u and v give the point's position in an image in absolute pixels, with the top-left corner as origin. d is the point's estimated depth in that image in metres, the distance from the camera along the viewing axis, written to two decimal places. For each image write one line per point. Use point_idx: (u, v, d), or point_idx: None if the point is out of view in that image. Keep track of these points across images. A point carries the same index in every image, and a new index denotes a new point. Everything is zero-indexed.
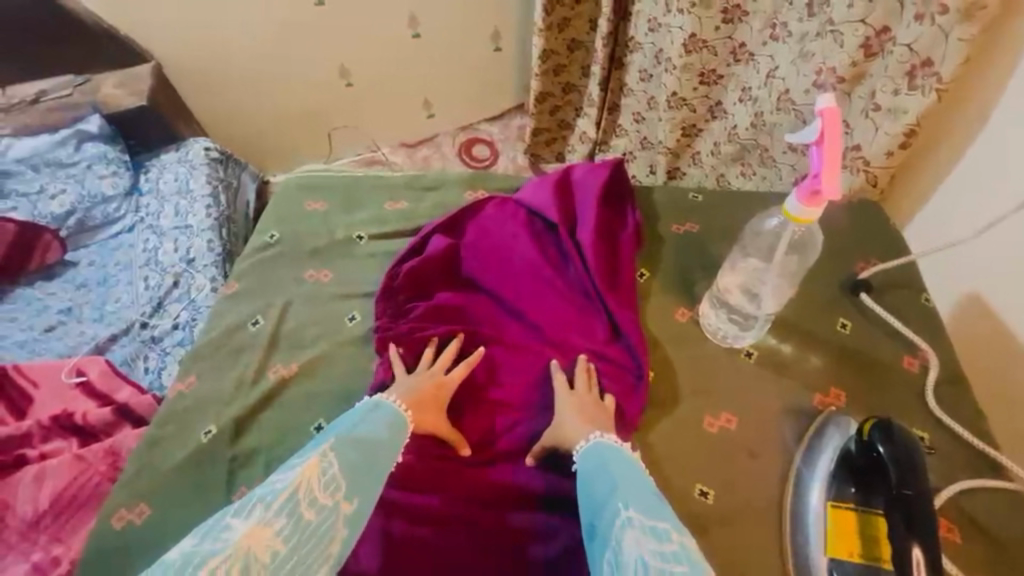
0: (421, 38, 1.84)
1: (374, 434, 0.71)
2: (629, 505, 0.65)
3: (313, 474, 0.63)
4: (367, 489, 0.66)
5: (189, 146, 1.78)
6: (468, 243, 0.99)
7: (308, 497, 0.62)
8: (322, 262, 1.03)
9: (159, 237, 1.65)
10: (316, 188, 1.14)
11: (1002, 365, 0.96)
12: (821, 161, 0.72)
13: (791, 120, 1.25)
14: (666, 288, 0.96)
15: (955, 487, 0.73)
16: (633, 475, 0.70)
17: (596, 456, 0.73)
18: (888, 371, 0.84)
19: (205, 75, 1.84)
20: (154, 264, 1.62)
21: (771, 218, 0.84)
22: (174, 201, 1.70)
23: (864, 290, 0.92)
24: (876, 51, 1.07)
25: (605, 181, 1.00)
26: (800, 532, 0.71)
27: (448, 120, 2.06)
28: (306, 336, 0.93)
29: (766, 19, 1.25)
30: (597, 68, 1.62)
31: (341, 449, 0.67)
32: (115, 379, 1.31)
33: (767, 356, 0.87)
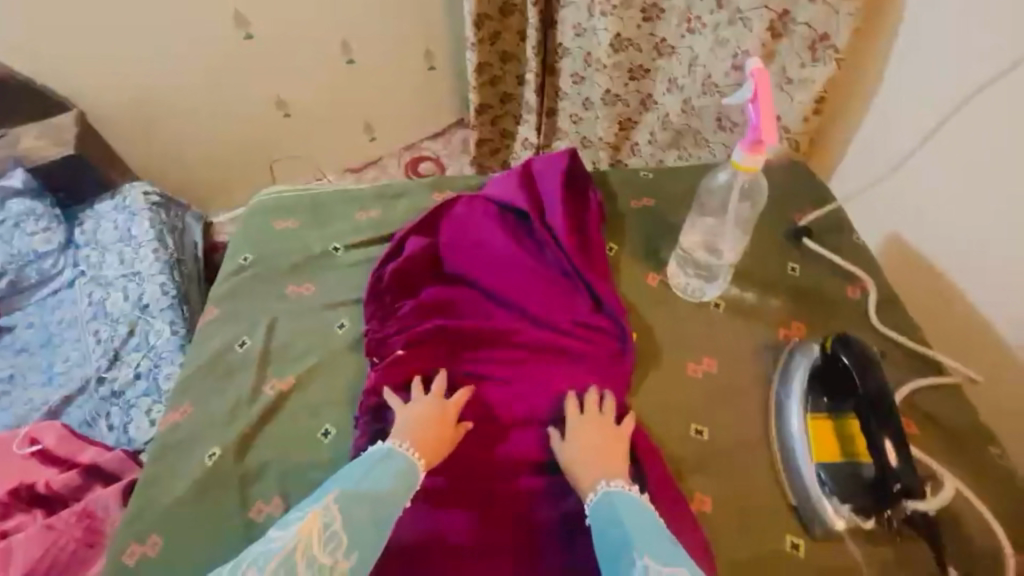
0: (356, 63, 1.88)
1: (381, 486, 0.69)
2: (646, 553, 0.63)
3: (314, 532, 0.63)
4: (367, 549, 0.64)
5: (125, 194, 1.71)
6: (445, 241, 1.03)
7: (307, 558, 0.61)
8: (302, 277, 1.04)
9: (105, 288, 1.58)
10: (283, 208, 1.16)
11: (929, 286, 1.10)
12: (758, 115, 0.82)
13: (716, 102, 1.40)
14: (635, 257, 1.04)
15: (905, 386, 0.83)
16: (646, 523, 0.67)
17: (607, 502, 0.70)
18: (836, 300, 0.95)
19: (133, 117, 1.77)
20: (103, 317, 1.55)
21: (720, 174, 0.94)
22: (116, 249, 1.63)
23: (805, 235, 1.03)
24: (781, 32, 1.21)
25: (565, 168, 1.08)
26: (788, 449, 0.79)
27: (392, 141, 2.10)
28: (299, 349, 0.94)
29: (681, 14, 1.38)
30: (531, 77, 1.71)
31: (344, 504, 0.66)
32: (76, 441, 1.24)
33: (733, 304, 0.95)
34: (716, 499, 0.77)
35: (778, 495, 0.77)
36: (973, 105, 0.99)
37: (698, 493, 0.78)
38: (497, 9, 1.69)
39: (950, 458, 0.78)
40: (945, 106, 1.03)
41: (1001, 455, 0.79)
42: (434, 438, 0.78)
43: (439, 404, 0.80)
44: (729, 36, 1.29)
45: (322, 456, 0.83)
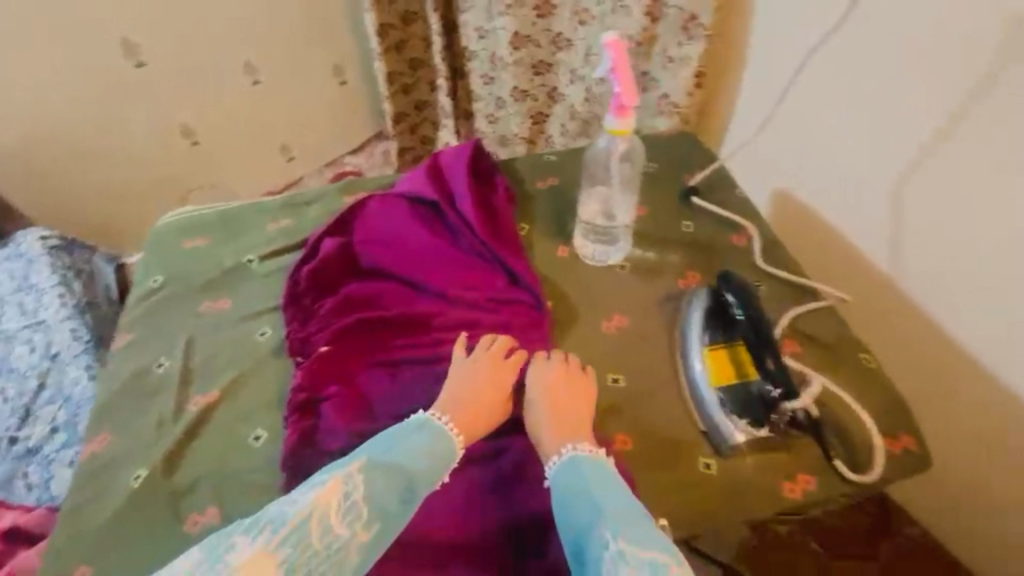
0: (263, 83, 1.85)
1: (411, 460, 0.74)
2: (619, 536, 0.68)
3: (335, 498, 0.69)
4: (388, 519, 0.71)
5: (20, 241, 1.58)
6: (361, 238, 1.05)
7: (323, 525, 0.67)
8: (218, 292, 1.03)
9: (8, 342, 1.47)
10: (191, 228, 1.14)
11: (815, 231, 1.24)
12: (620, 82, 0.89)
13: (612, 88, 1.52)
14: (546, 233, 1.10)
15: (785, 313, 0.93)
16: (624, 508, 0.71)
17: (576, 480, 0.74)
18: (725, 248, 1.05)
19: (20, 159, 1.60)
20: (8, 373, 1.44)
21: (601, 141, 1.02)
22: (15, 300, 1.52)
23: (693, 194, 1.12)
24: (658, 16, 1.34)
25: (470, 158, 1.13)
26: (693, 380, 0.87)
27: (313, 159, 2.09)
28: (221, 361, 0.93)
29: (572, 9, 1.48)
30: (443, 81, 1.76)
31: (369, 476, 0.71)
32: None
33: (637, 263, 1.03)
34: (636, 439, 0.84)
35: (691, 427, 0.85)
36: (810, 65, 1.17)
37: (619, 436, 0.84)
38: (399, 18, 1.72)
39: (831, 368, 0.88)
40: (789, 70, 1.22)
41: (869, 359, 0.90)
42: (483, 399, 0.83)
43: (490, 365, 0.86)
44: (614, 25, 1.41)
45: (254, 460, 0.82)
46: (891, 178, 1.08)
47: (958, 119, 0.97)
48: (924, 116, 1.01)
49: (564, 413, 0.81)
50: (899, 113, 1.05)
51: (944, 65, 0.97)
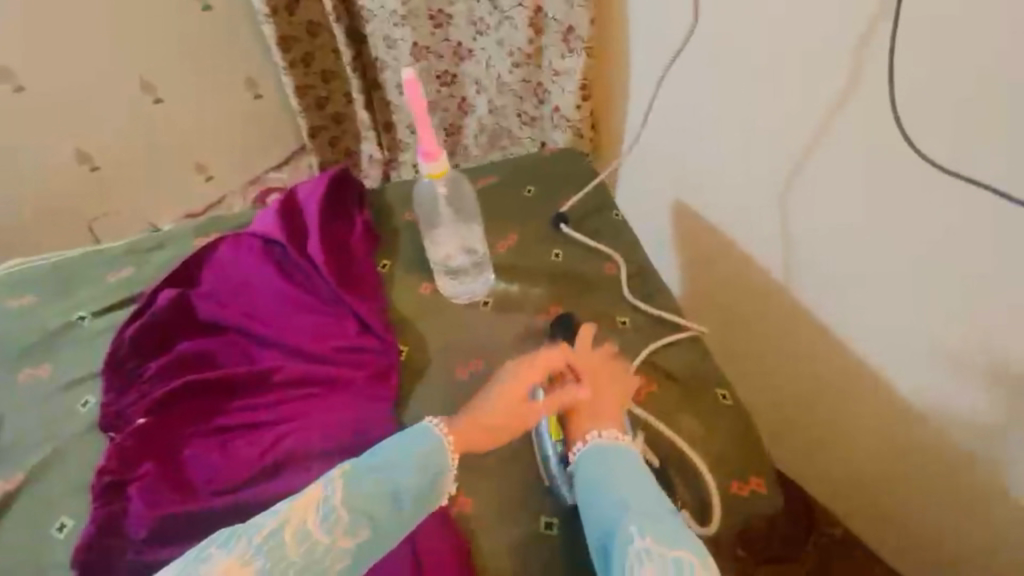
0: (165, 101, 1.65)
1: (398, 468, 0.68)
2: (645, 531, 0.64)
3: (315, 504, 0.64)
4: (380, 526, 0.65)
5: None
6: (200, 288, 0.96)
7: (302, 532, 0.62)
8: (39, 358, 0.94)
9: None
10: (18, 284, 1.03)
11: (711, 242, 1.19)
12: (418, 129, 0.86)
13: (512, 100, 1.44)
14: (408, 270, 1.03)
15: (641, 353, 0.90)
16: (648, 500, 0.68)
17: (604, 471, 0.71)
18: (594, 278, 1.01)
19: None
20: None
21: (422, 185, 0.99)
22: None
23: (564, 222, 1.07)
24: (541, 27, 1.28)
25: (327, 191, 1.06)
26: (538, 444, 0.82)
27: (232, 177, 1.83)
28: (29, 441, 0.85)
29: (467, 18, 1.41)
30: (357, 94, 1.64)
31: (359, 478, 0.66)
32: None
33: (501, 299, 0.98)
34: (476, 498, 0.80)
35: (536, 479, 0.80)
36: (673, 74, 1.12)
37: (460, 496, 0.80)
38: (303, 30, 1.61)
39: (688, 403, 0.86)
40: (657, 73, 1.16)
41: (726, 396, 0.87)
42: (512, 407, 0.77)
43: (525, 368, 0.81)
44: (505, 36, 1.34)
45: (51, 555, 0.75)
46: (771, 188, 1.03)
47: (816, 137, 0.93)
48: (787, 128, 0.96)
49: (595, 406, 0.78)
50: (761, 126, 1.00)
51: (810, 77, 0.90)
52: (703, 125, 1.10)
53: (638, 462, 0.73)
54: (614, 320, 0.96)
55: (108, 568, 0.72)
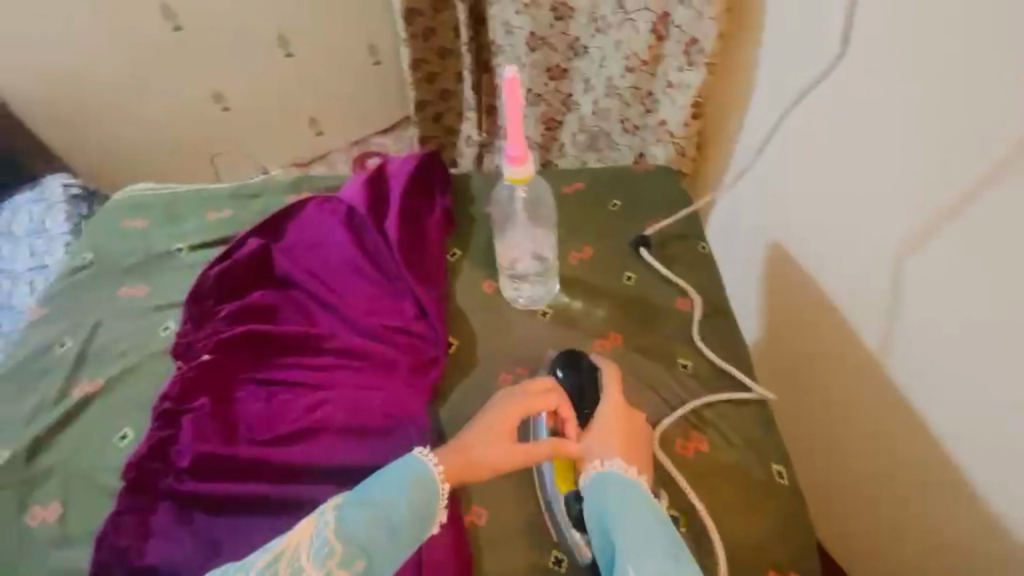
0: (296, 57, 1.76)
1: (387, 498, 0.68)
2: (641, 572, 0.63)
3: (303, 541, 0.65)
4: (373, 558, 0.64)
5: (45, 185, 1.61)
6: (283, 244, 1.02)
7: (294, 564, 0.63)
8: (139, 277, 1.04)
9: (14, 281, 1.47)
10: (138, 206, 1.15)
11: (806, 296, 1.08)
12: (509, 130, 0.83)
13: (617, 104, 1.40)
14: (475, 264, 1.03)
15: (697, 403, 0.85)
16: (642, 528, 0.66)
17: (601, 499, 0.70)
18: (665, 312, 0.95)
19: (51, 103, 1.70)
20: (9, 309, 1.43)
21: (502, 185, 0.95)
22: (28, 242, 1.52)
23: (645, 247, 1.01)
24: (664, 34, 1.21)
25: (414, 170, 1.07)
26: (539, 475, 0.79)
27: (338, 136, 1.94)
28: (114, 351, 0.93)
29: (588, 14, 1.35)
30: (467, 74, 1.64)
31: (348, 510, 0.66)
32: None
33: (560, 313, 0.95)
34: (491, 512, 0.79)
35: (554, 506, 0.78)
36: (795, 113, 1.02)
37: (475, 505, 0.79)
38: (428, 5, 1.63)
39: (740, 471, 0.80)
40: (778, 110, 1.06)
41: (782, 475, 0.81)
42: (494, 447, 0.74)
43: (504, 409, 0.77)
44: (623, 37, 1.28)
45: (110, 460, 0.83)
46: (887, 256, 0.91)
47: (963, 201, 0.79)
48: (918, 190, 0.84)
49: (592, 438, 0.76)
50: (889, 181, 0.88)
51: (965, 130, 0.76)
52: (823, 173, 0.99)
53: (641, 491, 0.70)
54: (676, 363, 0.90)
55: (149, 487, 0.79)
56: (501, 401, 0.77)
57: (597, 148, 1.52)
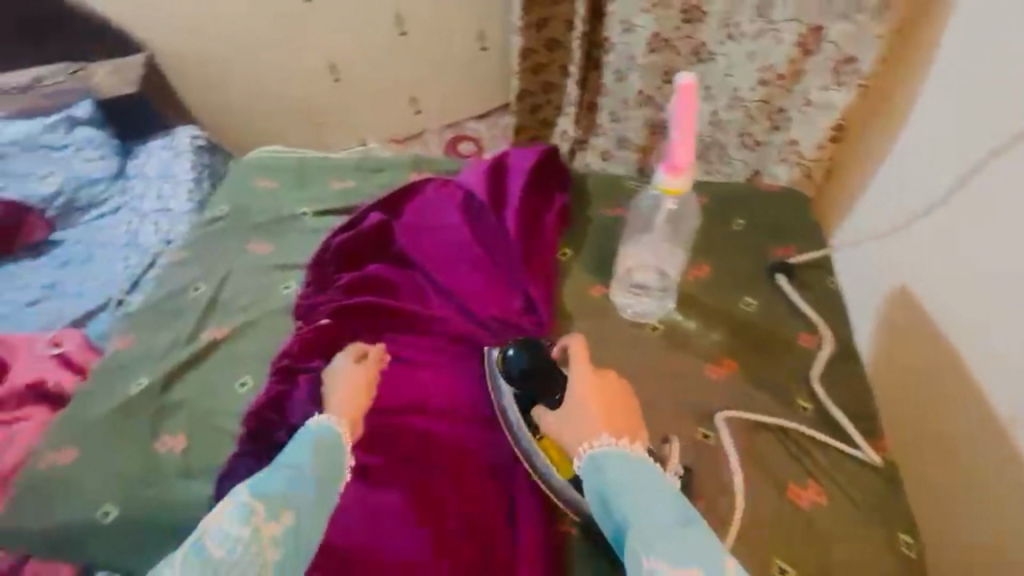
0: (408, 35, 1.88)
1: (296, 460, 0.69)
2: (649, 550, 0.59)
3: (223, 513, 0.62)
4: (298, 508, 0.65)
5: (174, 135, 1.78)
6: (402, 220, 1.05)
7: (221, 536, 0.60)
8: (265, 235, 1.09)
9: (141, 219, 1.61)
10: (269, 166, 1.21)
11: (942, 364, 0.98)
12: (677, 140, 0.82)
13: (741, 117, 1.34)
14: (585, 266, 1.01)
15: (791, 424, 0.83)
16: (645, 504, 0.63)
17: (602, 491, 0.67)
18: (790, 347, 0.91)
19: (191, 61, 1.84)
20: (134, 245, 1.56)
21: (648, 195, 0.96)
22: (158, 183, 1.68)
23: (783, 273, 0.98)
24: (811, 49, 1.18)
25: (535, 163, 1.07)
26: (520, 439, 0.80)
27: (434, 117, 2.07)
28: (240, 302, 0.99)
29: (721, 19, 1.29)
30: (575, 69, 1.63)
31: (259, 481, 0.66)
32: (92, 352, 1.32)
33: (671, 329, 0.92)
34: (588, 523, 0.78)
35: None
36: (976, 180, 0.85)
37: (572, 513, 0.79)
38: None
39: (863, 534, 0.75)
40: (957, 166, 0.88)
41: (909, 546, 0.75)
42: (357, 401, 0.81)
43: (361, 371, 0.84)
44: (758, 49, 1.26)
45: (231, 404, 0.88)
46: None
47: None
48: None
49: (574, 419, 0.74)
50: None
51: None
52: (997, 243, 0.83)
53: (638, 462, 0.68)
54: (795, 404, 0.85)
55: (266, 436, 0.83)
56: (347, 363, 0.85)
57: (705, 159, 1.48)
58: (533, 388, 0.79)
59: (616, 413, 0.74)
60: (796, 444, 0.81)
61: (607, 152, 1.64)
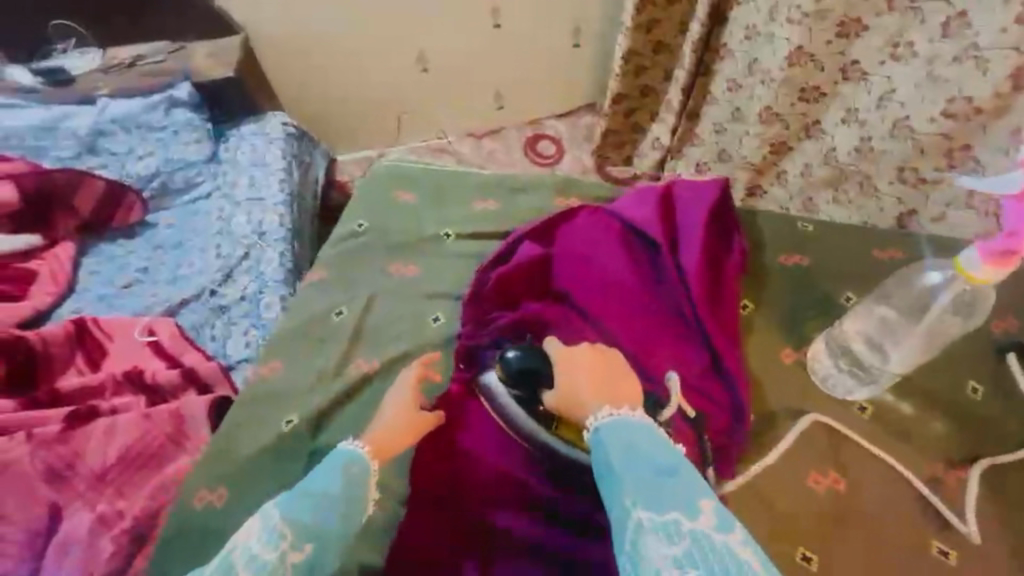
0: (502, 29, 1.66)
1: (325, 484, 0.63)
2: (638, 502, 0.57)
3: (248, 536, 0.59)
4: (323, 540, 0.60)
5: (266, 120, 1.63)
6: (560, 255, 0.94)
7: (246, 557, 0.57)
8: (407, 257, 1.02)
9: (233, 207, 1.49)
10: (403, 178, 1.13)
11: None
12: (1019, 217, 0.68)
13: (905, 149, 1.16)
14: (770, 324, 0.92)
15: (987, 525, 0.76)
16: (637, 456, 0.60)
17: (595, 451, 0.64)
18: (1021, 445, 0.81)
19: (274, 40, 1.67)
20: (227, 234, 1.46)
21: (932, 273, 0.80)
22: (248, 171, 1.54)
23: (1013, 352, 0.88)
24: (1023, 85, 1.01)
25: (712, 199, 0.96)
26: (504, 410, 0.81)
27: (519, 114, 1.86)
28: (391, 333, 0.93)
29: (887, 37, 1.11)
30: (681, 73, 1.40)
31: (287, 503, 0.61)
32: (182, 341, 1.24)
33: (882, 412, 0.84)
34: None
35: None
36: None
37: None
38: None
39: None
40: None
41: None
42: (401, 430, 0.72)
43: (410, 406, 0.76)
44: (949, 75, 1.06)
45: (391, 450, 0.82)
46: None
47: None
48: None
49: (582, 391, 0.69)
50: None
51: None
52: None
53: (631, 420, 0.64)
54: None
55: (444, 495, 0.79)
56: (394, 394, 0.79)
57: (839, 188, 1.29)
58: (529, 384, 0.79)
59: (607, 379, 0.69)
60: None
61: (701, 164, 1.49)
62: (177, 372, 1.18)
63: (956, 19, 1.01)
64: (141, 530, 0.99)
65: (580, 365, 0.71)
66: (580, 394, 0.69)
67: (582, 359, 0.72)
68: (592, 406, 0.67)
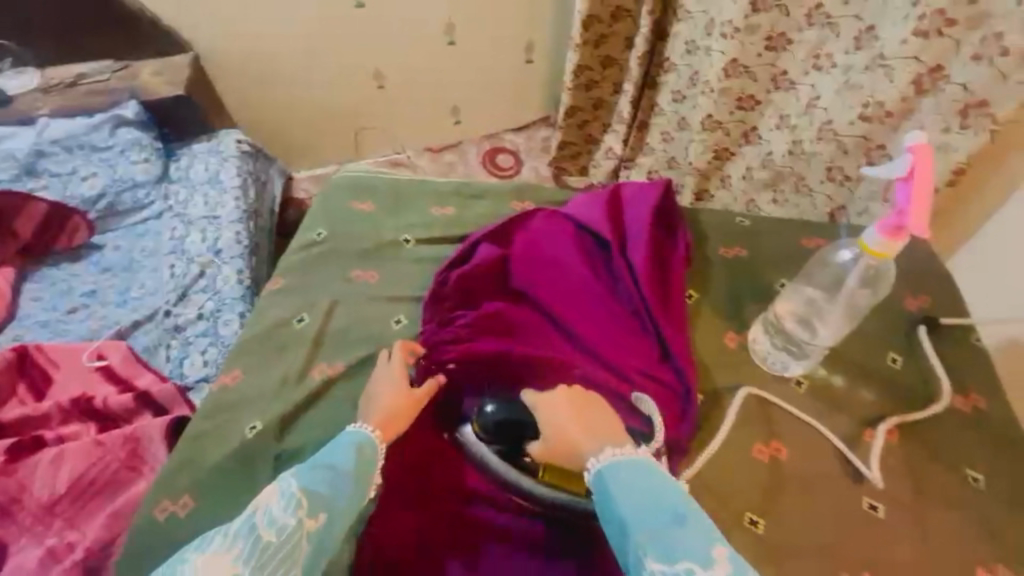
0: (456, 45, 1.72)
1: (336, 461, 0.68)
2: (648, 550, 0.61)
3: (272, 498, 0.63)
4: (335, 511, 0.65)
5: (220, 138, 1.62)
6: (517, 256, 0.98)
7: (268, 519, 0.61)
8: (369, 264, 1.04)
9: (187, 225, 1.47)
10: (363, 188, 1.15)
11: None
12: (910, 198, 0.76)
13: (832, 150, 1.26)
14: (715, 311, 0.99)
15: (912, 480, 0.84)
16: (645, 506, 0.64)
17: (602, 494, 0.67)
18: (941, 411, 0.89)
19: (227, 57, 1.67)
20: (180, 253, 1.43)
21: (844, 253, 0.88)
22: (204, 189, 1.53)
23: (924, 325, 0.97)
24: (926, 88, 1.10)
25: (658, 199, 1.02)
26: (486, 464, 0.80)
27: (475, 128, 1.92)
28: (353, 338, 0.95)
29: (810, 48, 1.22)
30: (628, 87, 1.50)
31: (304, 474, 0.65)
32: (137, 365, 1.21)
33: (817, 386, 0.91)
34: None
35: None
36: None
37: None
38: (608, 12, 1.45)
39: None
40: None
41: None
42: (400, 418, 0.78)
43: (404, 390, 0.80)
44: (862, 82, 1.16)
45: None
46: None
47: None
48: None
49: (575, 432, 0.72)
50: None
51: None
52: None
53: (634, 464, 0.68)
54: (965, 475, 0.85)
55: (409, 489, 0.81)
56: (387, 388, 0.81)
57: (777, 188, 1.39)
58: (512, 437, 0.80)
59: (593, 417, 0.73)
60: (958, 513, 0.82)
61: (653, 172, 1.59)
62: (129, 397, 1.14)
63: (865, 33, 1.12)
64: (95, 561, 0.95)
65: (563, 408, 0.74)
66: (571, 433, 0.72)
67: (563, 399, 0.74)
68: (589, 448, 0.70)
